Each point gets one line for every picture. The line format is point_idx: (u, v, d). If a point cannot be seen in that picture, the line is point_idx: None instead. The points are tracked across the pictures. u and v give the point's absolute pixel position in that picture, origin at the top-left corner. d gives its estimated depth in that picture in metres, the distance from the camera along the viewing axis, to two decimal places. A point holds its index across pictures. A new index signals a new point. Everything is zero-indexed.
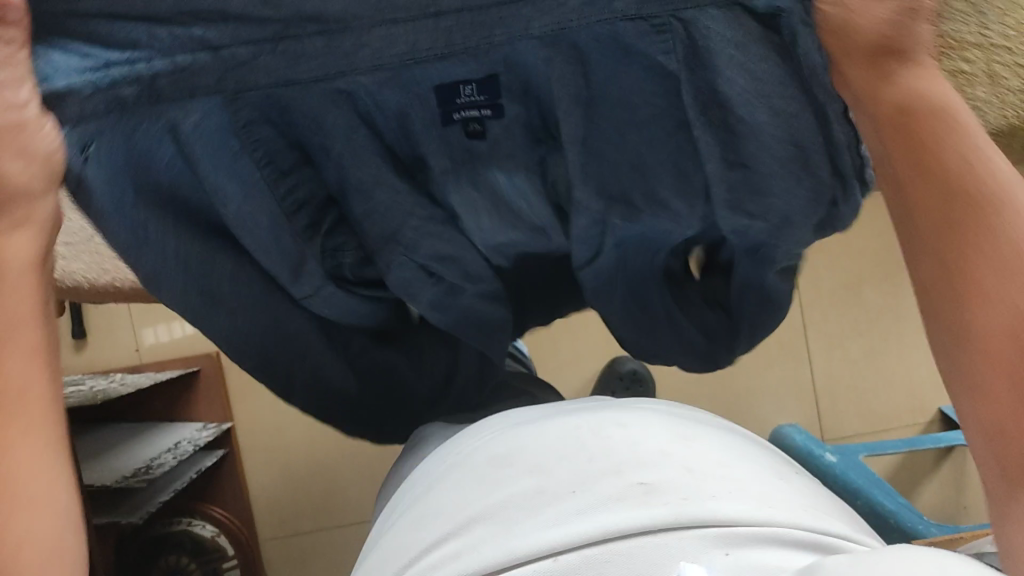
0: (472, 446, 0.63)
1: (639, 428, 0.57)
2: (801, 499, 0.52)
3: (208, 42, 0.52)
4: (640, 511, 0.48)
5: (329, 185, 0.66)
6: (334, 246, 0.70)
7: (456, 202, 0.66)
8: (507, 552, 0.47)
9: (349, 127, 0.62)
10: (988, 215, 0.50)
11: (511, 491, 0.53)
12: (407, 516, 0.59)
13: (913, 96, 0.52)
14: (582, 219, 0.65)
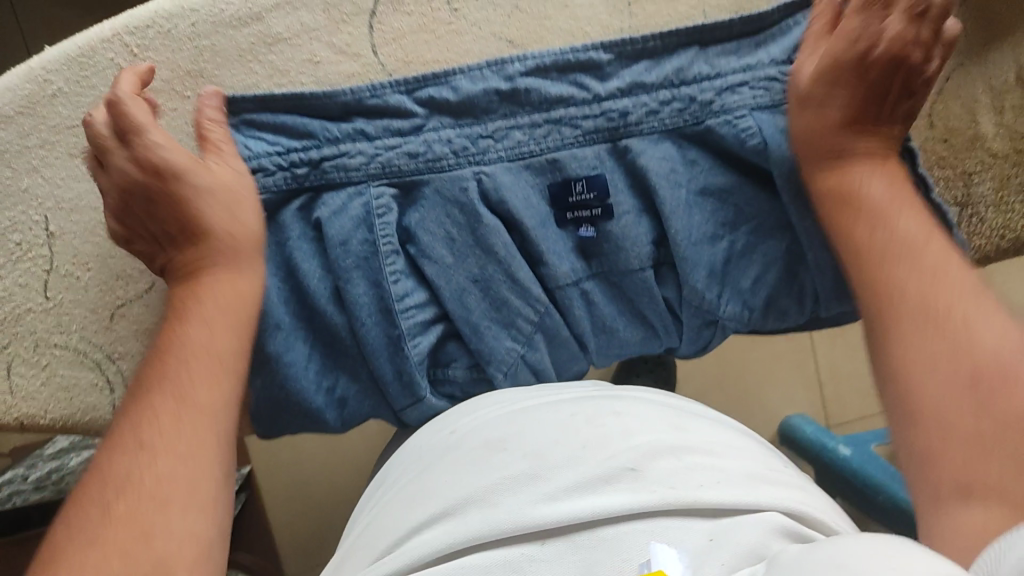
0: (450, 429, 0.52)
1: (629, 413, 0.48)
2: (807, 491, 0.45)
3: (371, 95, 0.58)
4: (630, 495, 0.40)
5: (444, 299, 0.60)
6: (445, 363, 0.61)
7: (574, 305, 0.61)
8: (492, 525, 0.40)
9: (472, 222, 0.59)
10: (945, 326, 0.49)
11: (503, 471, 0.43)
12: (376, 511, 0.49)
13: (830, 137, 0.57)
14: (692, 317, 0.62)
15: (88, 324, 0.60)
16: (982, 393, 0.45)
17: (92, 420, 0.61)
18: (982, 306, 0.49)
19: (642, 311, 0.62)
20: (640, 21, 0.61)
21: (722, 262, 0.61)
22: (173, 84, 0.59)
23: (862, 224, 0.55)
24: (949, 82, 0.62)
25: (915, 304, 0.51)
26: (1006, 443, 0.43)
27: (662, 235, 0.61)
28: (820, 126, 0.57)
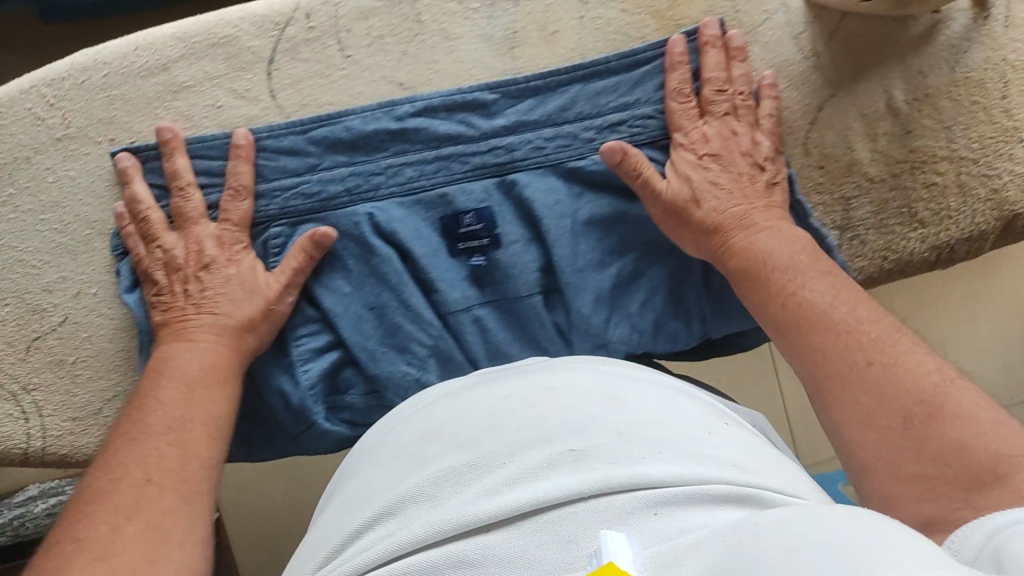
0: (389, 428, 0.56)
1: (559, 391, 0.50)
2: (748, 453, 0.47)
3: (267, 134, 0.62)
4: (571, 476, 0.42)
5: (341, 327, 0.62)
6: (344, 390, 0.64)
7: (463, 332, 0.63)
8: (433, 526, 0.42)
9: (367, 254, 0.63)
10: (835, 326, 0.51)
11: (439, 466, 0.46)
12: (331, 509, 0.52)
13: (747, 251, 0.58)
14: (582, 341, 0.64)
15: (6, 357, 0.64)
16: (874, 387, 0.47)
17: (9, 449, 0.64)
18: (849, 317, 0.52)
19: (532, 334, 0.64)
20: (526, 64, 0.64)
21: (610, 288, 0.64)
22: (88, 130, 0.63)
23: (777, 243, 0.57)
24: (824, 111, 0.64)
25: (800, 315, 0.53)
26: (899, 431, 0.45)
27: (550, 263, 0.63)
28: (716, 171, 0.61)
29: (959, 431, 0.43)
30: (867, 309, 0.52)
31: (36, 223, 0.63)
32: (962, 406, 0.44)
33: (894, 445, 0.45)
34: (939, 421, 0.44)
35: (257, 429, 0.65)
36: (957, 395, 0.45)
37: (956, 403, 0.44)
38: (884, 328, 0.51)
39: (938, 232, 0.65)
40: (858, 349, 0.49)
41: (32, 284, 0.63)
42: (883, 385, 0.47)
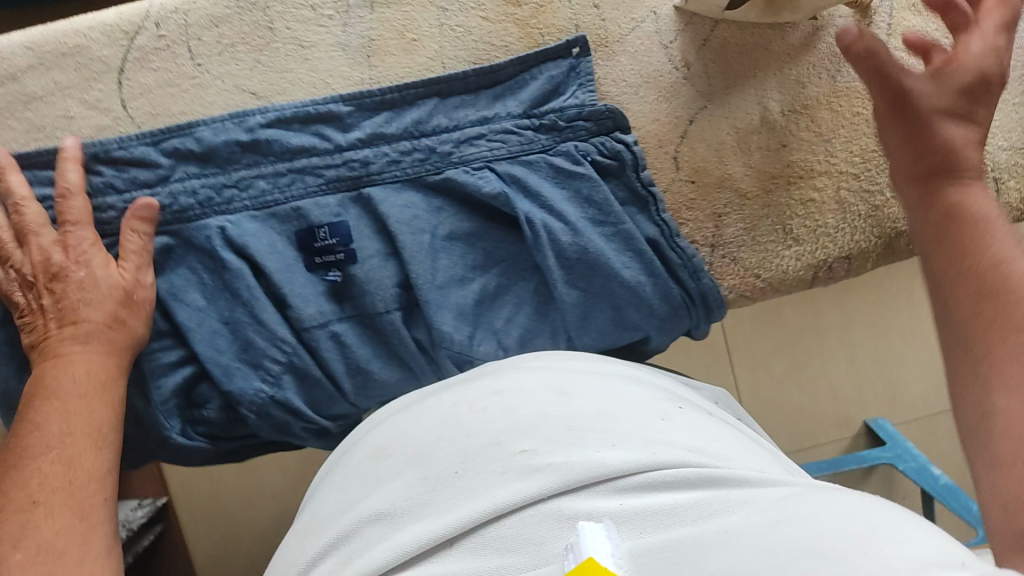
0: (345, 446, 0.57)
1: (501, 392, 0.52)
2: (691, 434, 0.50)
3: (122, 147, 0.63)
4: (525, 480, 0.45)
5: (194, 343, 0.62)
6: (200, 403, 0.63)
7: (320, 349, 0.62)
8: (394, 549, 0.43)
9: (219, 269, 0.62)
10: (975, 226, 0.47)
11: (394, 485, 0.47)
12: (296, 527, 0.53)
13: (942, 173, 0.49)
14: (445, 358, 0.62)
15: None
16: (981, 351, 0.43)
17: None
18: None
19: (391, 350, 0.63)
20: (384, 73, 0.64)
21: (474, 304, 0.63)
22: None
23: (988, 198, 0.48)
24: (693, 125, 0.63)
25: (971, 226, 0.46)
26: None
27: (408, 279, 0.62)
28: (942, 88, 0.50)
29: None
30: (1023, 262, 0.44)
31: None
32: None
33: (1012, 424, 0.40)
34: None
35: None
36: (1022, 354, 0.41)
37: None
38: (1001, 254, 0.45)
39: (815, 249, 0.63)
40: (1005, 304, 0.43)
41: None
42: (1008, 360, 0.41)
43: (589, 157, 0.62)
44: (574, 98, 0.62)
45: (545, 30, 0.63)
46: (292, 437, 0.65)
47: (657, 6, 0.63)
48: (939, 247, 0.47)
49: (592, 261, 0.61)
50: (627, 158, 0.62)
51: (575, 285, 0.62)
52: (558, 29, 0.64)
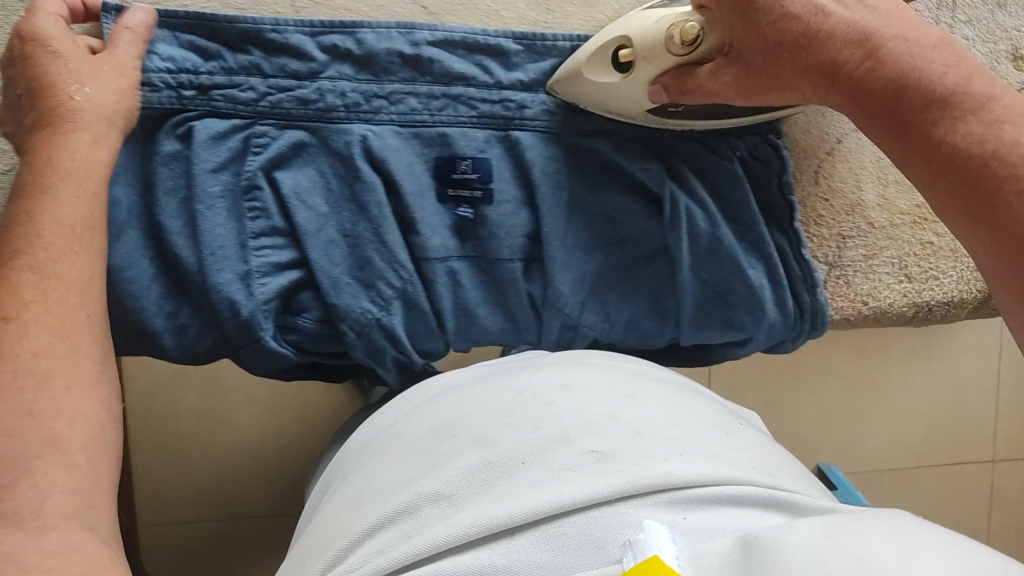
0: (395, 421, 0.56)
1: (573, 388, 0.50)
2: (760, 461, 0.48)
3: (278, 29, 0.60)
4: (590, 478, 0.42)
5: (309, 249, 0.59)
6: (297, 311, 0.61)
7: (433, 280, 0.61)
8: (452, 531, 0.41)
9: (352, 178, 0.60)
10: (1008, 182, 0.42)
11: (454, 468, 0.45)
12: (336, 503, 0.51)
13: (964, 169, 0.44)
14: (552, 319, 0.62)
15: None
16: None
17: None
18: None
19: (502, 298, 0.62)
20: (559, 19, 0.66)
21: (595, 273, 0.62)
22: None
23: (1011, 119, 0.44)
24: (840, 146, 0.65)
25: (986, 175, 0.43)
26: None
27: (538, 232, 0.61)
28: (934, 57, 0.47)
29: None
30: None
31: None
32: None
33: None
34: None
35: (192, 332, 0.60)
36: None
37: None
38: None
39: (921, 290, 0.65)
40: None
41: None
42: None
43: (738, 154, 0.63)
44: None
45: None
46: (375, 365, 0.63)
47: None
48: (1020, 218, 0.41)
49: (723, 257, 0.61)
50: (778, 162, 0.63)
51: (700, 274, 0.62)
52: None
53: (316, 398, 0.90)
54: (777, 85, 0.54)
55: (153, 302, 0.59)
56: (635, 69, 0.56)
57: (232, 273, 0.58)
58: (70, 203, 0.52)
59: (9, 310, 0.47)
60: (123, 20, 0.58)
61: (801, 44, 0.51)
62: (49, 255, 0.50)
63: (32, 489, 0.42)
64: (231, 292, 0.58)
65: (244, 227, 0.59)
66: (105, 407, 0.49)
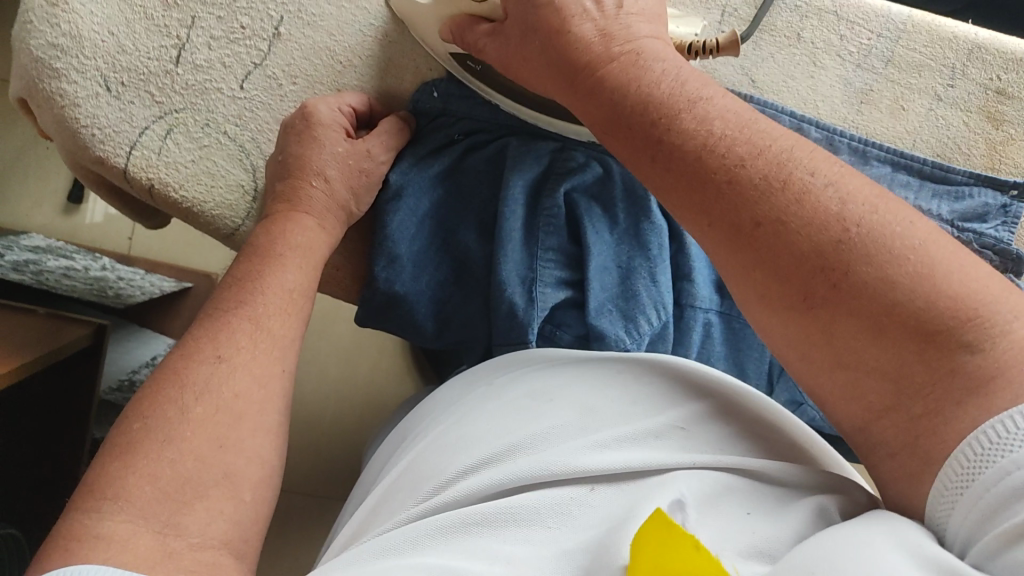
0: (489, 378, 0.54)
1: (654, 369, 0.50)
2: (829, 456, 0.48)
3: None
4: (677, 452, 0.43)
5: (590, 269, 0.62)
6: (557, 324, 0.64)
7: (688, 327, 0.63)
8: (546, 470, 0.41)
9: (638, 214, 0.64)
10: (743, 197, 0.41)
11: (548, 421, 0.45)
12: (430, 440, 0.49)
13: (692, 169, 0.43)
14: (783, 391, 0.65)
15: (270, 133, 0.63)
16: (764, 256, 0.40)
17: (220, 218, 0.62)
18: (754, 145, 0.42)
19: (738, 359, 0.65)
20: (865, 122, 0.66)
21: None
22: None
23: (706, 119, 0.44)
24: None
25: (718, 192, 0.42)
26: (859, 339, 0.37)
27: None
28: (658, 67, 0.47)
29: (889, 268, 0.37)
30: (824, 159, 0.42)
31: (366, 24, 0.63)
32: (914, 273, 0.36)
33: (834, 313, 0.38)
34: (849, 291, 0.37)
35: (454, 319, 0.63)
36: (871, 241, 0.38)
37: (877, 251, 0.37)
38: (799, 229, 0.39)
39: None
40: (759, 197, 0.41)
41: (331, 80, 0.64)
42: (793, 237, 0.39)
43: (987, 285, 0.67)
44: (996, 230, 0.63)
45: (1005, 160, 0.67)
46: None
47: None
48: (779, 257, 0.40)
49: None
50: None
51: None
52: (1015, 164, 0.67)
53: (393, 389, 1.04)
54: (531, 73, 0.53)
55: (434, 285, 0.62)
56: (439, 1, 0.57)
57: (518, 267, 0.61)
58: (290, 273, 0.54)
59: (224, 352, 0.49)
60: (341, 100, 0.60)
61: (552, 35, 0.51)
62: (267, 310, 0.51)
63: (202, 511, 0.42)
64: (505, 285, 0.61)
65: (533, 234, 0.63)
66: (278, 453, 0.48)
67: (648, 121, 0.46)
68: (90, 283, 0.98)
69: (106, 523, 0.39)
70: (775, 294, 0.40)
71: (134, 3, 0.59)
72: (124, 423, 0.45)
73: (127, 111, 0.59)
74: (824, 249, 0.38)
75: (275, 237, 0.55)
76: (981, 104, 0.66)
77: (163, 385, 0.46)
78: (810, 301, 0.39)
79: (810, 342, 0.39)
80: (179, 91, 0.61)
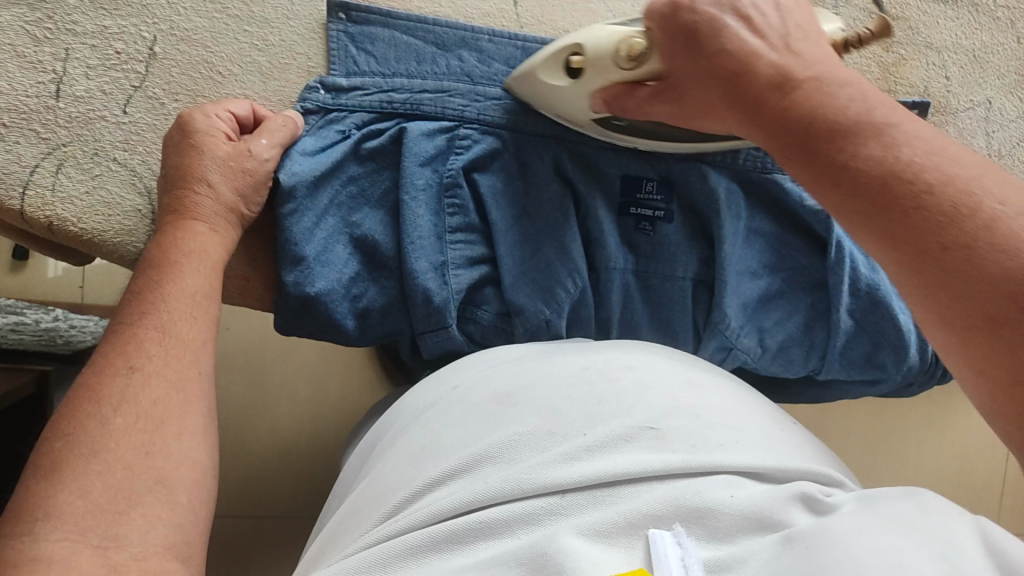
0: (453, 381, 0.54)
1: (625, 365, 0.50)
2: (808, 454, 0.48)
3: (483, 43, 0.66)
4: (648, 455, 0.43)
5: (497, 246, 0.62)
6: (477, 304, 0.63)
7: (608, 288, 0.64)
8: (512, 485, 0.41)
9: (541, 184, 0.64)
10: (942, 223, 0.39)
11: (516, 429, 0.45)
12: (393, 452, 0.49)
13: (876, 195, 0.41)
14: (711, 339, 0.64)
15: (156, 152, 0.62)
16: (942, 279, 0.38)
17: (122, 245, 0.61)
18: (943, 173, 0.40)
19: (663, 312, 0.65)
20: None
21: (754, 297, 0.65)
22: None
23: (902, 140, 0.42)
24: None
25: (905, 215, 0.40)
26: None
27: (710, 257, 0.65)
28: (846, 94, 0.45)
29: None
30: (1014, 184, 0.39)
31: (241, 32, 0.64)
32: None
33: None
34: None
35: (375, 313, 0.63)
36: None
37: None
38: (1002, 261, 0.36)
39: None
40: (946, 224, 0.39)
41: (213, 90, 0.63)
42: (979, 263, 0.37)
43: None
44: None
45: (901, 81, 0.67)
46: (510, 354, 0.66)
47: (994, 98, 0.68)
48: (968, 288, 0.37)
49: (869, 298, 0.65)
50: None
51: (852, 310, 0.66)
52: (910, 84, 0.67)
53: (356, 400, 1.03)
54: (711, 117, 0.53)
55: (348, 284, 0.61)
56: (587, 76, 0.56)
57: (429, 253, 0.61)
58: (188, 280, 0.54)
59: (137, 361, 0.49)
60: (216, 108, 0.60)
61: (732, 79, 0.50)
62: (172, 317, 0.51)
63: (139, 519, 0.42)
64: (416, 270, 0.61)
65: (441, 219, 0.62)
66: (209, 453, 0.48)
67: (838, 149, 0.44)
68: (39, 334, 0.98)
69: (41, 543, 0.39)
70: (954, 321, 0.38)
71: (2, 42, 0.59)
72: (44, 445, 0.45)
73: (14, 151, 0.59)
74: (1012, 274, 0.36)
75: (170, 248, 0.55)
76: (867, 28, 0.67)
77: (78, 402, 0.46)
78: (993, 326, 0.36)
79: (982, 365, 0.37)
80: (64, 124, 0.60)
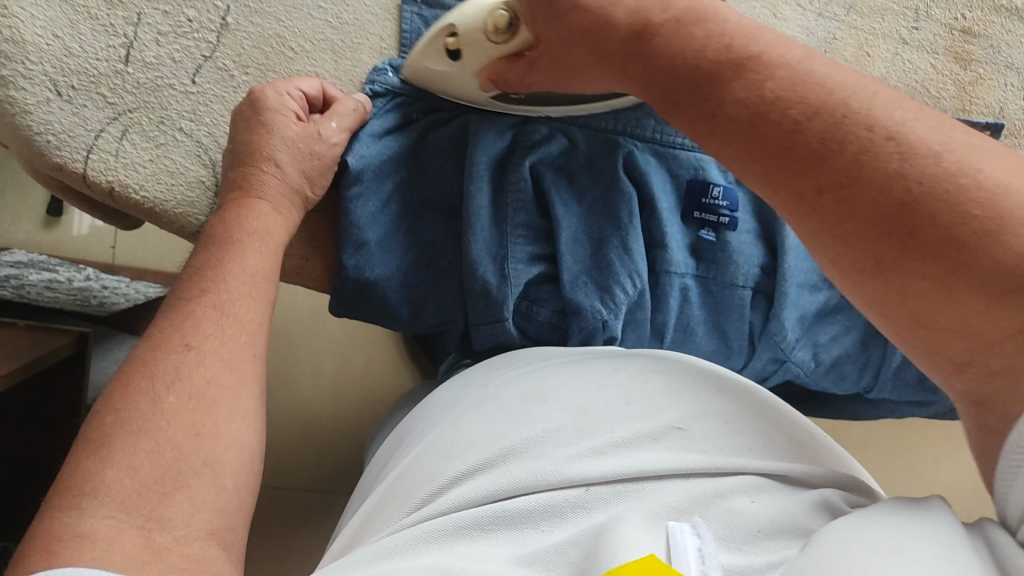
0: (483, 381, 0.53)
1: (651, 371, 0.50)
2: (833, 457, 0.48)
3: None
4: (674, 453, 0.43)
5: (559, 242, 0.61)
6: (533, 300, 0.63)
7: (665, 291, 0.63)
8: (539, 477, 0.41)
9: (608, 184, 0.63)
10: (809, 161, 0.41)
11: (543, 426, 0.44)
12: (421, 446, 0.48)
13: (749, 137, 0.44)
14: (766, 349, 0.64)
15: (224, 125, 0.62)
16: (829, 221, 0.41)
17: (183, 216, 0.61)
18: (812, 105, 0.42)
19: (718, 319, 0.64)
20: None
21: (812, 310, 0.65)
22: None
23: (767, 73, 0.44)
24: None
25: (781, 155, 0.42)
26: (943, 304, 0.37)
27: (770, 266, 0.64)
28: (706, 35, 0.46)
29: (954, 225, 0.36)
30: (884, 107, 0.41)
31: (316, 7, 0.63)
32: (977, 227, 0.36)
33: (908, 276, 0.38)
34: (920, 252, 0.37)
35: (430, 302, 0.62)
36: (936, 197, 0.37)
37: (943, 205, 0.37)
38: (871, 194, 0.39)
39: None
40: (818, 163, 0.41)
41: (284, 66, 0.63)
42: (857, 196, 0.39)
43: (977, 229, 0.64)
44: None
45: (976, 101, 0.66)
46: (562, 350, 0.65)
47: None
48: (855, 230, 0.40)
49: None
50: None
51: None
52: (985, 104, 0.66)
53: (384, 380, 1.02)
54: (596, 83, 0.54)
55: (405, 270, 0.61)
56: (464, 57, 0.56)
57: (489, 244, 0.61)
58: (249, 261, 0.53)
59: (192, 339, 0.48)
60: (289, 84, 0.59)
61: (596, 33, 0.51)
62: (232, 296, 0.51)
63: (184, 501, 0.41)
64: (478, 261, 0.60)
65: (503, 213, 0.61)
66: (257, 438, 0.48)
67: (711, 96, 0.45)
68: (74, 294, 0.97)
69: (87, 521, 0.39)
70: (848, 263, 0.41)
71: (76, 3, 0.58)
72: (96, 418, 0.44)
73: (80, 114, 0.58)
74: (886, 212, 0.38)
75: (231, 226, 0.54)
76: (947, 44, 0.66)
77: (133, 377, 0.46)
78: (880, 266, 0.39)
79: (882, 302, 0.40)
80: (131, 90, 0.60)
